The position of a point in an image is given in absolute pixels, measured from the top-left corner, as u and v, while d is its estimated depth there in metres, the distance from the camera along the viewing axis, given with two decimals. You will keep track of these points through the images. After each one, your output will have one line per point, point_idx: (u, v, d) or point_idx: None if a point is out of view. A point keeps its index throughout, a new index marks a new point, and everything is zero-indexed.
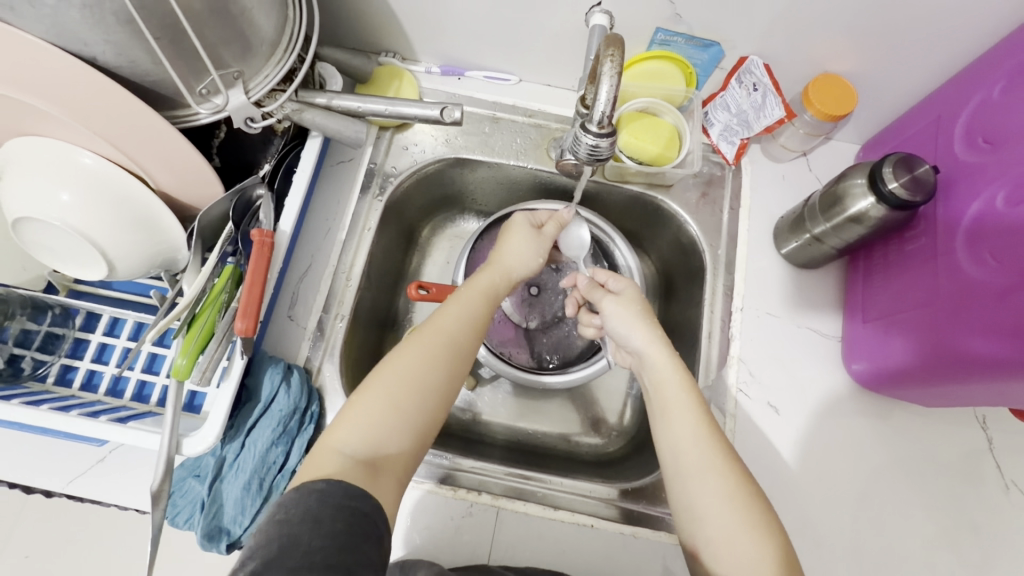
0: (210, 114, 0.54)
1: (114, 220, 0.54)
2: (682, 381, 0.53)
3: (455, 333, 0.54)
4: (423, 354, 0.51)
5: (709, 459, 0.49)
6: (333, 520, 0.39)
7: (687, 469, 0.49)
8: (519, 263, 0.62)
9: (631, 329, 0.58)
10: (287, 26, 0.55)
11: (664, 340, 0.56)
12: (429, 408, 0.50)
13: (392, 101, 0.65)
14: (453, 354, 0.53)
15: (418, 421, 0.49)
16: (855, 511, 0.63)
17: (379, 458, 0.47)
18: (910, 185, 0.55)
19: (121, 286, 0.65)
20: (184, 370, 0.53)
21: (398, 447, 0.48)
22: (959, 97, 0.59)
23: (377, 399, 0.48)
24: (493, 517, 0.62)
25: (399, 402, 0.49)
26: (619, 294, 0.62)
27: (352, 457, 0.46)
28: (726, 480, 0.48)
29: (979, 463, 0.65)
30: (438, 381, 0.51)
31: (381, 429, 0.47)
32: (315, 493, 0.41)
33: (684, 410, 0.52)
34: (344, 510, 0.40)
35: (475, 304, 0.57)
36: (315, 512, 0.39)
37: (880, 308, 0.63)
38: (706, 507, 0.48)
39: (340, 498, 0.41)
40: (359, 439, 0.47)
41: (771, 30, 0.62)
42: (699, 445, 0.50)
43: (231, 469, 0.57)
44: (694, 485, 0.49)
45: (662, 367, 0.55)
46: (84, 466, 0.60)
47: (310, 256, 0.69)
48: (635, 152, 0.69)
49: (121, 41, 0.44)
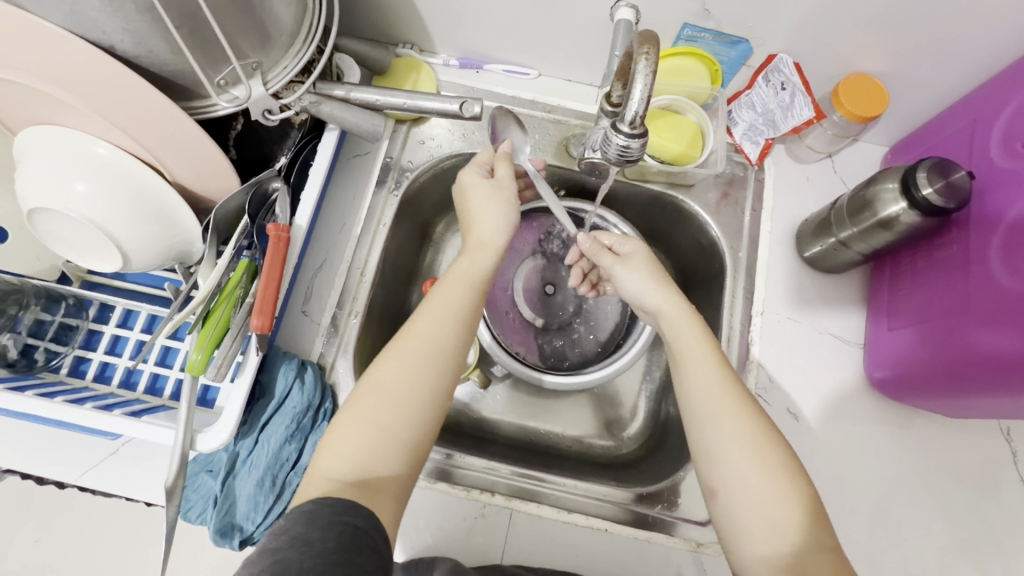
0: (230, 106, 0.53)
1: (130, 212, 0.54)
2: (695, 329, 0.53)
3: (434, 335, 0.51)
4: (400, 365, 0.49)
5: (726, 401, 0.48)
6: (324, 538, 0.39)
7: (702, 413, 0.49)
8: (491, 231, 0.58)
9: (648, 288, 0.57)
10: (307, 17, 0.54)
11: (680, 295, 0.56)
12: (414, 422, 0.48)
13: (411, 95, 0.64)
14: (434, 358, 0.51)
15: (406, 435, 0.48)
16: (874, 521, 0.62)
17: (370, 477, 0.46)
18: (944, 191, 0.53)
19: (135, 277, 0.64)
20: (199, 365, 0.52)
21: (391, 466, 0.47)
22: (996, 100, 0.57)
23: (357, 418, 0.47)
24: (507, 518, 0.61)
25: (379, 418, 0.47)
26: (626, 258, 0.60)
27: (343, 480, 0.45)
28: (743, 424, 0.47)
29: (1000, 473, 0.64)
30: (422, 390, 0.49)
31: (367, 449, 0.46)
32: (304, 517, 0.40)
33: (701, 358, 0.51)
34: (335, 526, 0.40)
35: (460, 299, 0.54)
36: (304, 535, 0.39)
37: (907, 316, 0.61)
38: (721, 448, 0.47)
39: (329, 515, 0.40)
40: (347, 463, 0.46)
41: (801, 27, 0.60)
42: (714, 388, 0.49)
43: (245, 465, 0.57)
44: (708, 428, 0.48)
45: (677, 318, 0.54)
46: (97, 458, 0.60)
47: (325, 252, 0.68)
48: (658, 151, 0.67)
49: (140, 29, 0.43)
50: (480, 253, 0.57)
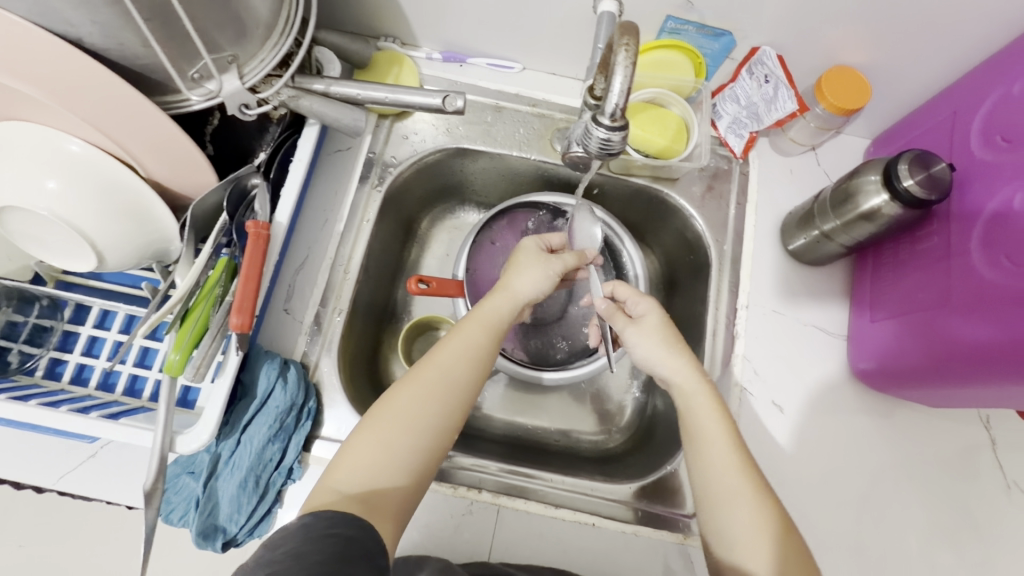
0: (203, 100, 0.51)
1: (103, 210, 0.52)
2: (712, 405, 0.53)
3: (456, 368, 0.52)
4: (416, 388, 0.50)
5: (741, 489, 0.49)
6: (314, 550, 0.38)
7: (717, 497, 0.49)
8: (530, 289, 0.58)
9: (664, 358, 0.56)
10: (283, 9, 0.53)
11: (695, 364, 0.56)
12: (423, 448, 0.49)
13: (393, 89, 0.63)
14: (449, 388, 0.51)
15: (415, 460, 0.48)
16: (858, 511, 0.62)
17: (374, 493, 0.46)
18: (925, 183, 0.54)
19: (111, 277, 0.63)
20: (177, 365, 0.51)
21: (394, 484, 0.47)
22: (976, 93, 0.57)
23: (369, 436, 0.48)
24: (494, 514, 0.61)
25: (390, 439, 0.48)
26: (639, 320, 0.59)
27: (346, 495, 0.45)
28: (756, 510, 0.48)
29: (979, 462, 0.65)
30: (435, 416, 0.50)
31: (373, 468, 0.46)
32: (299, 530, 0.40)
33: (717, 438, 0.51)
34: (327, 539, 0.39)
35: (481, 333, 0.55)
36: (297, 548, 0.38)
37: (889, 307, 0.62)
38: (735, 537, 0.47)
39: (323, 527, 0.40)
40: (354, 479, 0.46)
41: (784, 20, 0.60)
42: (730, 473, 0.49)
43: (227, 466, 0.56)
44: (723, 515, 0.49)
45: (692, 392, 0.54)
46: (76, 462, 0.59)
47: (307, 248, 0.67)
48: (642, 145, 0.68)
49: (107, 22, 0.42)
50: (510, 300, 0.57)
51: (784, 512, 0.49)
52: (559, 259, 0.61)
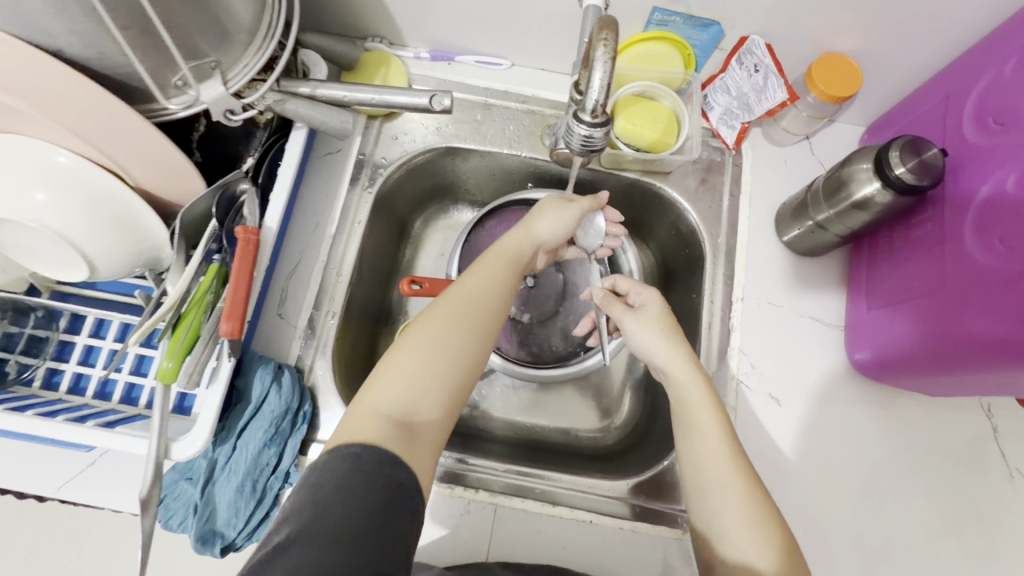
0: (183, 108, 0.51)
1: (94, 221, 0.53)
2: (705, 398, 0.53)
3: (485, 295, 0.52)
4: (449, 313, 0.50)
5: (729, 478, 0.49)
6: (368, 488, 0.40)
7: (707, 486, 0.49)
8: (550, 227, 0.59)
9: (658, 346, 0.57)
10: (266, 13, 0.53)
11: (690, 358, 0.55)
12: (461, 372, 0.49)
13: (379, 90, 0.62)
14: (484, 314, 0.51)
15: (451, 384, 0.48)
16: (858, 502, 0.62)
17: (415, 420, 0.45)
18: (917, 169, 0.53)
19: (105, 285, 0.63)
20: (170, 373, 0.52)
21: (435, 411, 0.47)
22: (967, 77, 0.57)
23: (406, 361, 0.47)
24: (491, 514, 0.61)
25: (429, 363, 0.47)
26: (639, 310, 0.60)
27: (390, 418, 0.44)
28: (748, 503, 0.47)
29: (982, 449, 0.64)
30: (470, 342, 0.49)
31: (415, 393, 0.46)
32: (350, 461, 0.41)
33: (708, 426, 0.51)
34: (379, 477, 0.41)
35: (509, 264, 0.55)
36: (347, 481, 0.40)
37: (885, 295, 0.61)
38: (724, 527, 0.47)
39: (375, 464, 0.41)
40: (393, 401, 0.45)
41: (773, 8, 0.59)
42: (720, 463, 0.49)
43: (223, 472, 0.56)
44: (713, 503, 0.48)
45: (685, 385, 0.54)
46: (76, 469, 0.59)
47: (299, 252, 0.67)
48: (632, 139, 0.67)
49: (87, 31, 0.42)
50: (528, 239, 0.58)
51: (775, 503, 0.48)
52: (579, 204, 0.61)
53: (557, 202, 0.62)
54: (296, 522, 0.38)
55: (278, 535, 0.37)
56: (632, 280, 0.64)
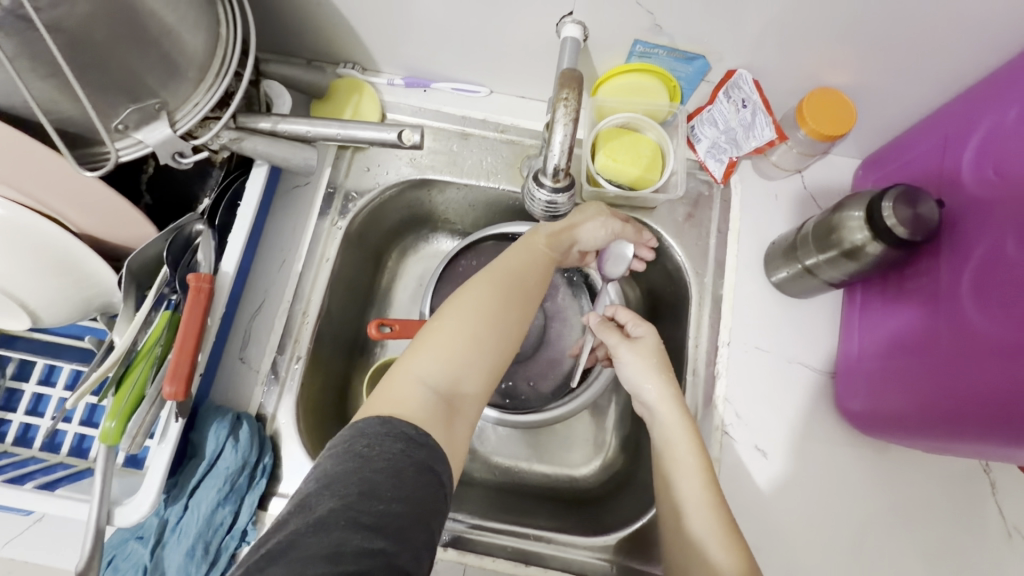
0: (133, 150, 0.48)
1: (34, 269, 0.50)
2: (690, 443, 0.52)
3: (526, 281, 0.53)
4: (494, 293, 0.50)
5: (711, 527, 0.48)
6: (417, 477, 0.38)
7: (687, 535, 0.48)
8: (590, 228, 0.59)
9: (646, 384, 0.55)
10: (219, 47, 0.49)
11: (678, 399, 0.54)
12: (500, 352, 0.50)
13: (345, 125, 0.59)
14: (525, 299, 0.52)
15: (490, 363, 0.49)
16: (847, 563, 0.59)
17: (457, 395, 0.46)
18: (910, 223, 0.49)
19: (58, 330, 0.60)
20: (113, 434, 0.48)
21: (475, 386, 0.47)
22: (968, 119, 0.53)
23: (453, 334, 0.47)
24: (460, 574, 0.58)
25: (475, 338, 0.48)
26: (636, 340, 0.58)
27: (434, 391, 0.45)
28: (729, 557, 0.46)
29: (979, 506, 0.61)
30: (510, 324, 0.50)
31: (458, 365, 0.46)
32: (400, 440, 0.39)
33: (691, 473, 0.50)
34: (427, 469, 0.39)
35: (546, 249, 0.56)
36: (399, 466, 0.38)
37: (879, 350, 0.58)
38: None
39: (421, 441, 0.40)
40: (438, 373, 0.46)
41: (760, 42, 0.56)
42: (701, 511, 0.49)
43: (174, 533, 0.53)
44: (692, 554, 0.47)
45: (671, 425, 0.53)
46: (21, 526, 0.55)
47: (263, 292, 0.64)
48: (614, 175, 0.64)
49: (6, 75, 0.39)
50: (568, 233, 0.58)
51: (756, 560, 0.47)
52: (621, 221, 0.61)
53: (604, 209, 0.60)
54: (341, 500, 0.35)
55: (320, 509, 0.35)
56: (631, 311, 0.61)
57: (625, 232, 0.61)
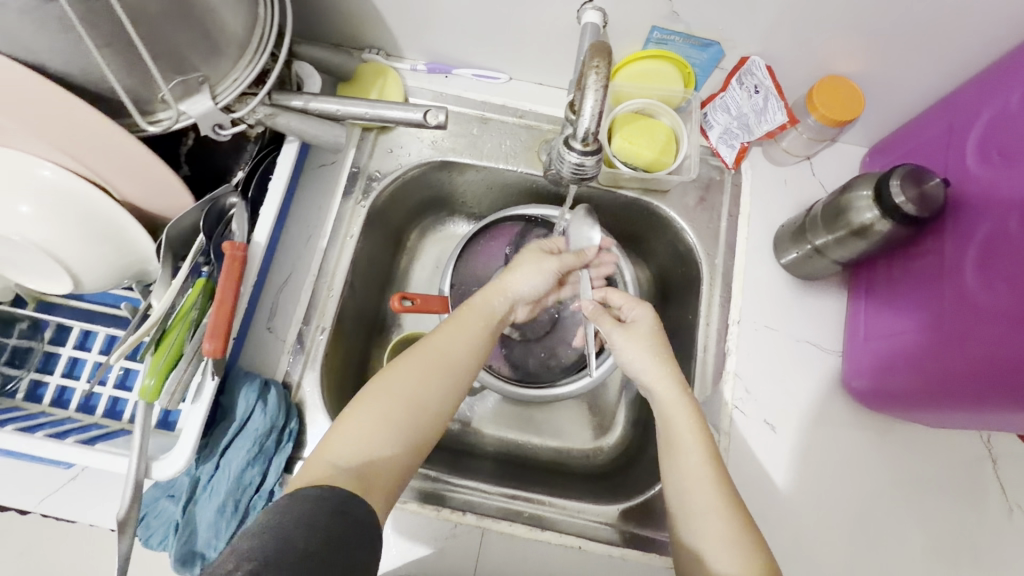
0: (174, 123, 0.51)
1: (79, 234, 0.52)
2: (690, 421, 0.52)
3: (454, 352, 0.54)
4: (415, 368, 0.52)
5: (713, 502, 0.48)
6: (328, 523, 0.40)
7: (690, 508, 0.49)
8: (520, 283, 0.62)
9: (647, 368, 0.56)
10: (258, 26, 0.52)
11: (677, 377, 0.55)
12: (424, 424, 0.51)
13: (373, 104, 0.62)
14: (451, 370, 0.54)
15: (410, 436, 0.50)
16: (852, 534, 0.61)
17: (370, 468, 0.47)
18: (917, 201, 0.52)
19: (92, 297, 0.63)
20: (151, 391, 0.51)
21: (390, 458, 0.48)
22: (973, 106, 0.55)
23: (370, 412, 0.49)
24: (478, 538, 0.60)
25: (392, 415, 0.49)
26: (630, 325, 0.60)
27: (345, 467, 0.46)
28: (731, 529, 0.47)
29: (980, 482, 0.63)
30: (435, 396, 0.52)
31: (373, 440, 0.48)
32: (309, 500, 0.41)
33: (692, 449, 0.51)
34: (339, 514, 0.41)
35: (474, 322, 0.58)
36: (308, 517, 0.39)
37: (883, 327, 0.60)
38: (706, 551, 0.47)
39: (335, 504, 0.42)
40: (353, 449, 0.47)
41: (773, 29, 0.58)
42: (705, 486, 0.49)
43: (205, 491, 0.55)
44: (695, 527, 0.48)
45: (670, 404, 0.54)
46: (58, 483, 0.58)
47: (290, 266, 0.66)
48: (630, 157, 0.66)
49: (69, 46, 0.41)
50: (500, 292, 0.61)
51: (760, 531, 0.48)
52: (559, 258, 0.64)
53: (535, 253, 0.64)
54: (254, 559, 0.35)
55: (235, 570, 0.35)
56: (623, 293, 0.63)
57: (559, 267, 0.64)
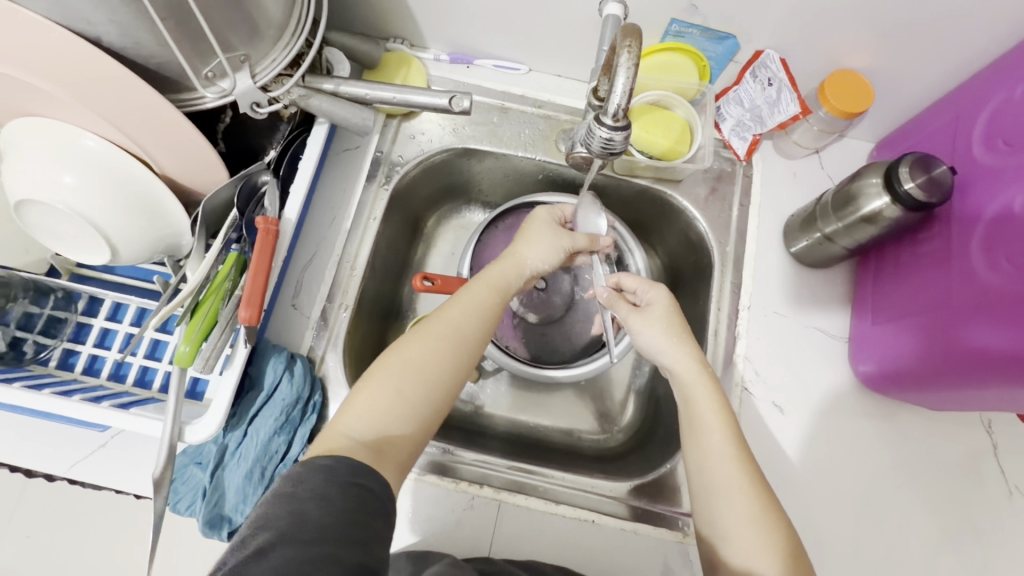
0: (216, 98, 0.52)
1: (120, 206, 0.54)
2: (712, 400, 0.54)
3: (464, 325, 0.54)
4: (427, 342, 0.52)
5: (735, 479, 0.49)
6: (341, 496, 0.40)
7: (712, 485, 0.50)
8: (537, 257, 0.62)
9: (665, 347, 0.58)
10: (296, 10, 0.54)
11: (700, 359, 0.57)
12: (435, 398, 0.51)
13: (401, 89, 0.64)
14: (461, 343, 0.53)
15: (422, 409, 0.50)
16: (857, 512, 0.62)
17: (384, 442, 0.47)
18: (925, 185, 0.54)
19: (124, 271, 0.65)
20: (187, 357, 0.52)
21: (404, 433, 0.48)
22: (979, 98, 0.58)
23: (383, 387, 0.49)
24: (495, 510, 0.62)
25: (403, 389, 0.49)
26: (646, 309, 0.61)
27: (359, 441, 0.46)
28: (753, 505, 0.48)
29: (981, 464, 0.65)
30: (445, 368, 0.51)
31: (386, 415, 0.48)
32: (322, 471, 0.40)
33: (715, 428, 0.52)
34: (353, 487, 0.41)
35: (484, 293, 0.57)
36: (323, 489, 0.39)
37: (891, 309, 0.62)
38: (728, 526, 0.48)
39: (346, 475, 0.41)
40: (366, 423, 0.47)
41: (788, 24, 0.60)
42: (727, 463, 0.50)
43: (233, 457, 0.57)
44: (717, 504, 0.49)
45: (693, 385, 0.55)
46: (87, 451, 0.60)
47: (315, 245, 0.68)
48: (646, 146, 0.68)
49: (126, 21, 0.43)
50: (516, 268, 0.61)
51: (780, 506, 0.49)
52: (571, 236, 0.65)
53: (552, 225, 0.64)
54: (272, 531, 0.36)
55: (256, 541, 0.36)
56: (637, 277, 0.63)
57: (572, 246, 0.64)
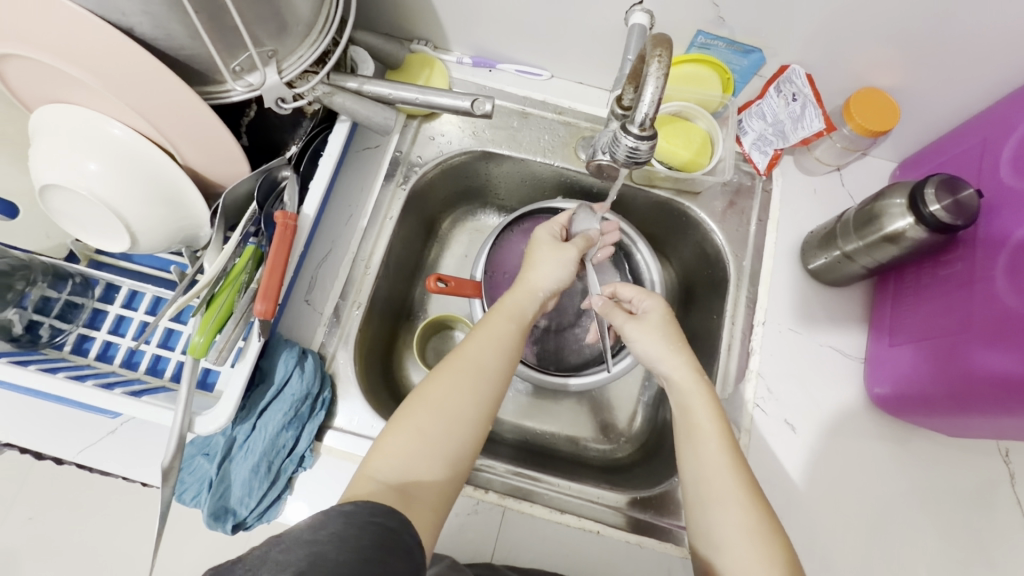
0: (244, 92, 0.53)
1: (141, 194, 0.54)
2: (709, 407, 0.53)
3: (484, 360, 0.53)
4: (448, 380, 0.52)
5: (731, 488, 0.49)
6: (360, 536, 0.38)
7: (707, 494, 0.50)
8: (546, 277, 0.61)
9: (664, 357, 0.57)
10: (325, 8, 0.54)
11: (696, 367, 0.56)
12: (461, 438, 0.50)
13: (424, 90, 0.64)
14: (481, 378, 0.53)
15: (448, 447, 0.49)
16: (867, 537, 0.61)
17: (411, 484, 0.47)
18: (951, 209, 0.53)
19: (142, 260, 0.66)
20: (200, 348, 0.52)
21: (431, 474, 0.48)
22: (1007, 121, 0.57)
23: (407, 428, 0.49)
24: (498, 516, 0.61)
25: (426, 429, 0.49)
26: (641, 317, 0.60)
27: (385, 483, 0.46)
28: (749, 516, 0.47)
29: (996, 494, 0.64)
30: (468, 406, 0.51)
31: (411, 457, 0.48)
32: (341, 515, 0.39)
33: (711, 434, 0.52)
34: (372, 526, 0.39)
35: (501, 327, 0.56)
36: (341, 531, 0.37)
37: (909, 331, 0.61)
38: (724, 537, 0.47)
39: (366, 516, 0.40)
40: (392, 466, 0.47)
41: (816, 40, 0.60)
42: (724, 472, 0.50)
43: (241, 450, 0.57)
44: (712, 513, 0.49)
45: (689, 394, 0.54)
46: (96, 436, 0.60)
47: (330, 243, 0.69)
48: (667, 157, 0.68)
49: (159, 12, 0.44)
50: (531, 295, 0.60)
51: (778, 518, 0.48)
52: (572, 246, 0.63)
53: (552, 245, 0.63)
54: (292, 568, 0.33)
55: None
56: (632, 287, 0.64)
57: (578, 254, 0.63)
